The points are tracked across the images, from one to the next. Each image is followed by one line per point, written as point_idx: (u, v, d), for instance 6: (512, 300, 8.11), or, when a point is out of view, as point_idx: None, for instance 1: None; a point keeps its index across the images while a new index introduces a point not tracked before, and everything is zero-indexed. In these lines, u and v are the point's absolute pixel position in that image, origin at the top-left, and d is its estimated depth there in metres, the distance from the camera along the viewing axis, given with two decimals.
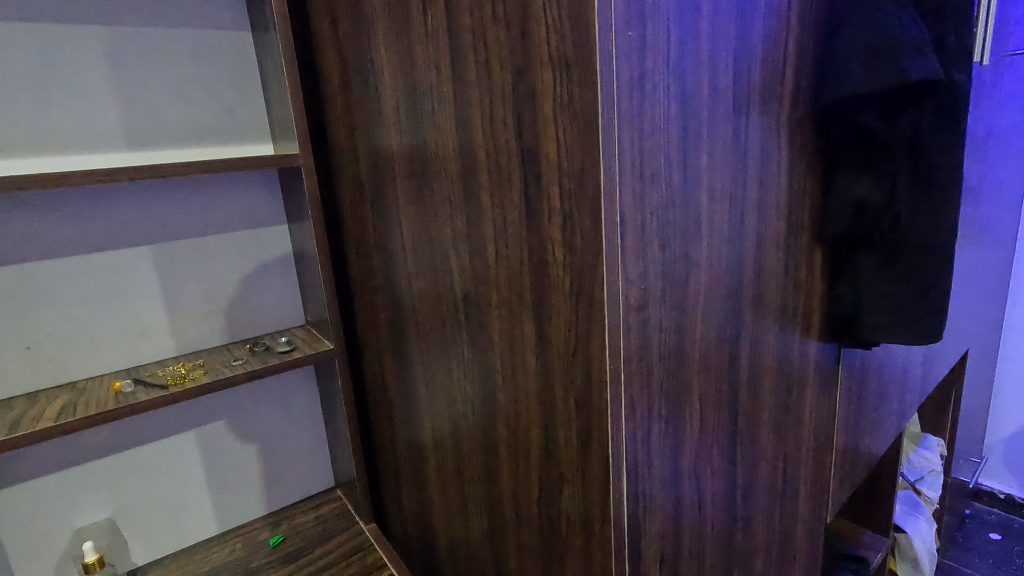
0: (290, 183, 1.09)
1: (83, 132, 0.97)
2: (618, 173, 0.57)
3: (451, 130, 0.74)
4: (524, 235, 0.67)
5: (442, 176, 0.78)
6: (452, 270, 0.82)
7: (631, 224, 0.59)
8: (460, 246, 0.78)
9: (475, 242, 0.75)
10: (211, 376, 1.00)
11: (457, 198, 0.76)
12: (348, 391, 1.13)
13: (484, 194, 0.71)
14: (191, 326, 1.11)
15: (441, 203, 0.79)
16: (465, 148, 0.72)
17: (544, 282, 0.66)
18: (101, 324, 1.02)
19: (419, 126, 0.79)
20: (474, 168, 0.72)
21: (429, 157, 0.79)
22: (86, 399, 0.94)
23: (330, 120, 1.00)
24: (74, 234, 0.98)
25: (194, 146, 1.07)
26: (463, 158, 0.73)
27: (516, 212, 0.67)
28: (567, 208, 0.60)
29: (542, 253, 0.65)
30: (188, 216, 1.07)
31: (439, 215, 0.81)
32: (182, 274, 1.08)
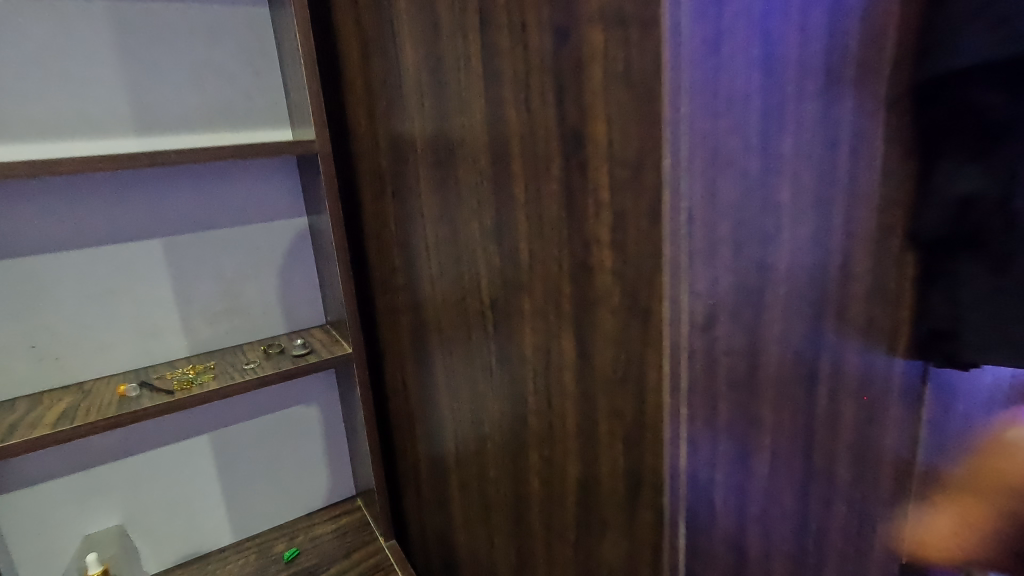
0: (308, 171, 1.00)
1: (90, 117, 0.91)
2: (688, 160, 0.45)
3: (481, 109, 0.63)
4: (564, 234, 0.56)
5: (469, 162, 0.67)
6: (479, 272, 0.71)
7: (696, 222, 0.47)
8: (488, 244, 0.68)
9: (506, 240, 0.65)
10: (220, 380, 0.92)
11: (486, 189, 0.65)
12: (367, 398, 1.04)
13: (516, 184, 0.61)
14: (205, 325, 1.04)
15: (468, 195, 0.69)
16: (496, 129, 0.61)
17: (586, 291, 0.55)
18: (110, 323, 0.97)
19: (444, 104, 0.69)
20: (505, 153, 0.61)
21: (454, 141, 0.69)
22: (89, 403, 0.88)
23: (349, 102, 0.90)
24: (80, 226, 0.92)
25: (208, 131, 0.99)
26: (493, 142, 0.62)
27: (554, 206, 0.56)
28: (620, 202, 0.49)
29: (586, 255, 0.54)
30: (202, 206, 1.00)
31: (464, 208, 0.70)
32: (193, 270, 1.01)
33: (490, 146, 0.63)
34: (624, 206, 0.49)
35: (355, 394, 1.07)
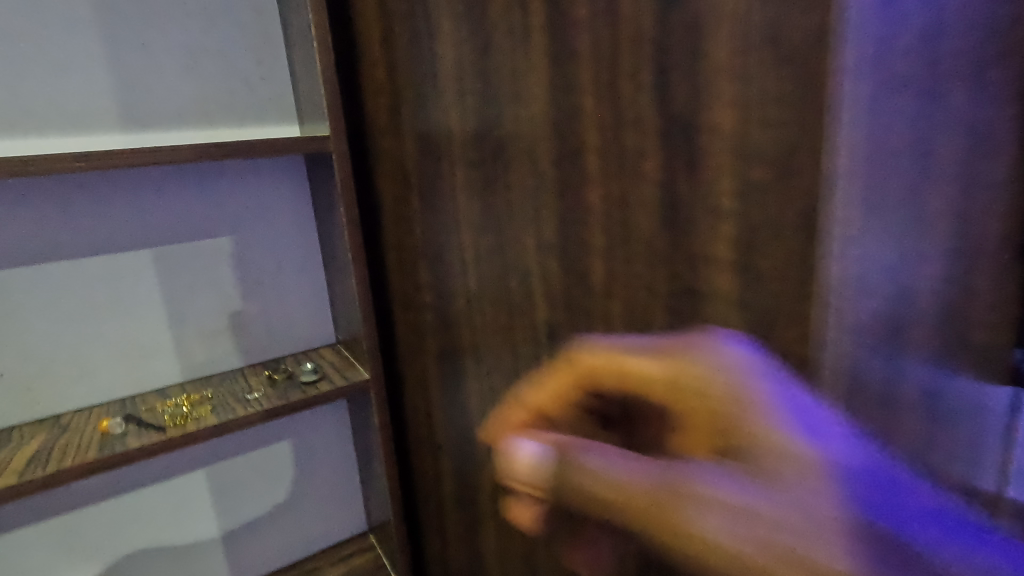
0: (320, 172, 0.88)
1: (68, 109, 0.78)
2: (867, 177, 0.33)
3: (546, 97, 0.51)
4: (661, 251, 0.44)
5: (524, 162, 0.56)
6: (532, 292, 0.59)
7: (862, 285, 0.35)
8: (547, 259, 0.56)
9: (572, 256, 0.53)
10: (219, 414, 0.80)
11: (549, 194, 0.54)
12: (385, 428, 0.92)
13: (592, 189, 0.49)
14: (200, 346, 0.92)
15: (521, 200, 0.57)
16: (566, 120, 0.50)
17: (691, 324, 0.44)
18: (91, 346, 0.84)
19: (492, 92, 0.57)
20: (575, 150, 0.49)
21: (505, 137, 0.57)
22: (65, 443, 0.75)
23: (368, 94, 0.78)
24: (59, 234, 0.80)
25: (204, 126, 0.86)
26: (559, 137, 0.51)
27: (646, 216, 0.45)
28: (755, 213, 0.37)
29: (698, 279, 0.42)
30: (199, 212, 0.88)
31: (516, 216, 0.58)
32: (187, 284, 0.89)
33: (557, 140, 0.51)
34: (761, 218, 0.37)
35: (371, 422, 0.95)
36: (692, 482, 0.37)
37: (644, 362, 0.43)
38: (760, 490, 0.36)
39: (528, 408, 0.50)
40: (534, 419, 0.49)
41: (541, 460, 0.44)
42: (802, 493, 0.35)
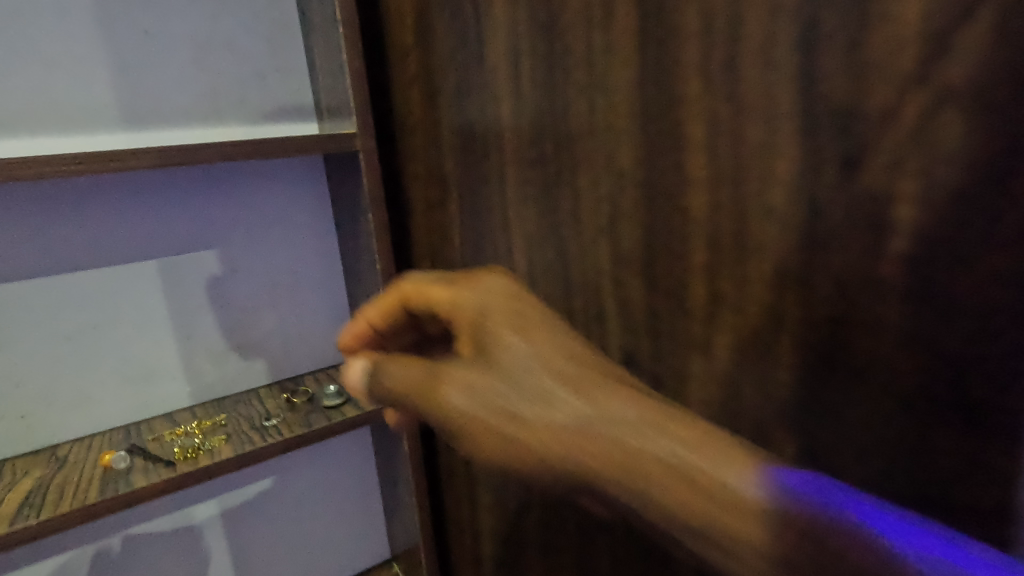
0: (343, 174, 0.79)
1: (62, 105, 0.69)
2: None
3: (639, 85, 0.42)
4: (795, 273, 0.36)
5: (601, 164, 0.47)
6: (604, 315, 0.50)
7: None
8: (628, 276, 0.47)
9: (664, 275, 0.44)
10: (234, 445, 0.71)
11: (634, 201, 0.45)
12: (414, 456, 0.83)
13: (697, 196, 0.40)
14: (211, 365, 0.83)
15: (595, 207, 0.49)
16: (666, 113, 0.41)
17: (832, 366, 0.35)
18: (91, 367, 0.76)
19: (562, 82, 0.48)
20: (674, 148, 0.41)
21: (577, 134, 0.49)
22: (62, 481, 0.66)
23: (399, 85, 0.70)
24: (54, 245, 0.71)
25: (214, 124, 0.77)
26: (652, 131, 0.42)
27: (777, 228, 0.36)
28: (949, 229, 0.29)
29: (849, 307, 0.33)
30: (209, 218, 0.80)
31: (587, 225, 0.50)
32: (197, 297, 0.81)
33: (649, 138, 0.43)
34: (961, 236, 0.28)
35: (402, 452, 0.86)
36: (438, 390, 0.43)
37: (433, 292, 0.47)
38: (512, 382, 0.40)
39: (361, 321, 0.53)
40: (365, 338, 0.53)
41: (355, 368, 0.48)
42: (512, 398, 0.40)
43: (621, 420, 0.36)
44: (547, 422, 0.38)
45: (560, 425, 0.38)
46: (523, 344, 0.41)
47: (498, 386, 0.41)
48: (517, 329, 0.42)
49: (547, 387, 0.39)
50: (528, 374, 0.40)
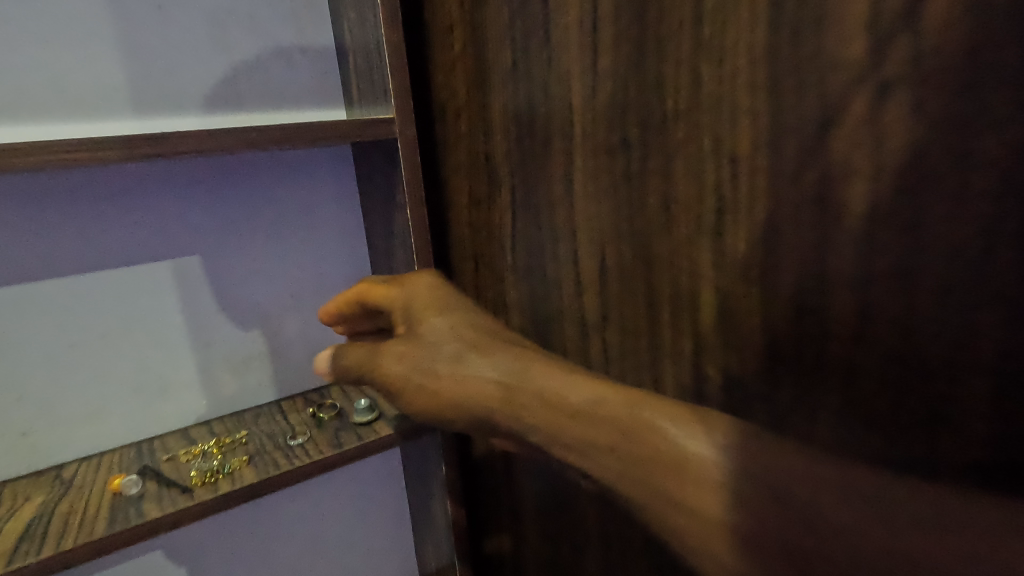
0: (374, 166, 0.71)
1: (66, 89, 0.62)
2: None
3: (779, 53, 0.36)
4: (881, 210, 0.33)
5: (715, 148, 0.40)
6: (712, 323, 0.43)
7: None
8: (744, 278, 0.40)
9: (801, 273, 0.37)
10: (258, 467, 0.63)
11: (759, 191, 0.38)
12: (453, 480, 0.75)
13: (848, 184, 0.34)
14: (230, 376, 0.76)
15: (703, 197, 0.41)
16: (815, 85, 0.34)
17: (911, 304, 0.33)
18: (98, 380, 0.69)
19: (666, 53, 0.42)
20: (827, 122, 0.34)
21: (683, 113, 0.42)
22: (66, 509, 0.59)
23: (442, 66, 0.62)
24: (57, 245, 0.64)
25: (234, 111, 0.70)
26: (793, 101, 0.35)
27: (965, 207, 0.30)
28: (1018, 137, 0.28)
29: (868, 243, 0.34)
30: (229, 214, 0.72)
31: (687, 220, 0.43)
32: (215, 301, 0.73)
33: (787, 117, 0.36)
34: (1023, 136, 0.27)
35: (436, 475, 0.77)
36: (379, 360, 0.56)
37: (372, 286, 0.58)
38: (427, 348, 0.53)
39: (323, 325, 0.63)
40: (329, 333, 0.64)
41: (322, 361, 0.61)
42: (426, 361, 0.53)
43: (508, 372, 0.48)
44: (472, 378, 0.50)
45: (473, 379, 0.50)
46: (441, 321, 0.53)
47: (432, 354, 0.53)
48: (432, 309, 0.54)
49: (459, 351, 0.51)
50: (441, 344, 0.52)
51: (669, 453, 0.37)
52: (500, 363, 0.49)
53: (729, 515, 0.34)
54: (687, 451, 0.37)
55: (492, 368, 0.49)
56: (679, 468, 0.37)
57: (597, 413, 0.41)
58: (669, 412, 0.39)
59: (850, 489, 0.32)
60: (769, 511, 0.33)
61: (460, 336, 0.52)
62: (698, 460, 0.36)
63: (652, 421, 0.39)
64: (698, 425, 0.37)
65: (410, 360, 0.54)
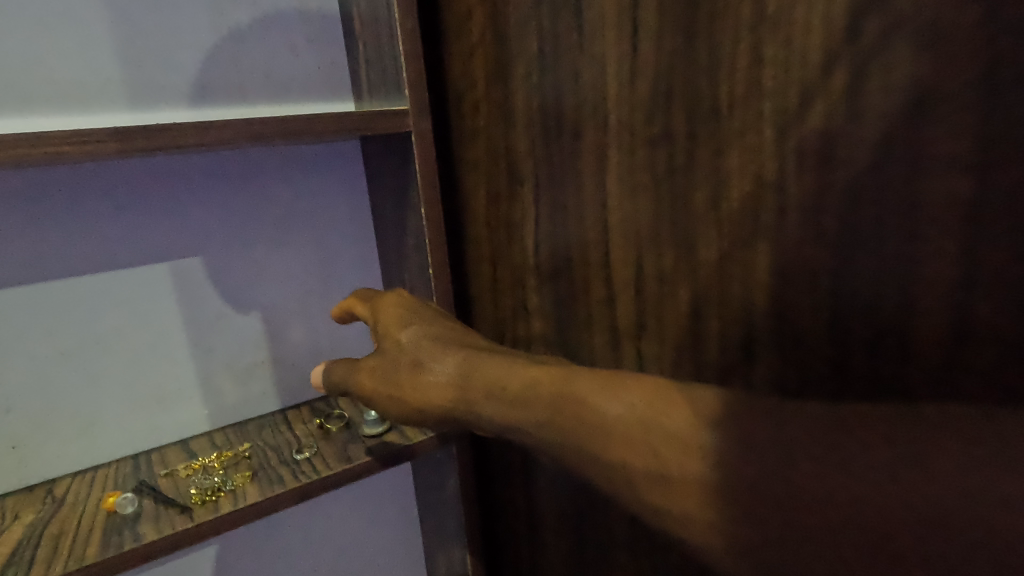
0: (384, 162, 0.66)
1: (55, 79, 0.57)
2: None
3: (863, 30, 0.32)
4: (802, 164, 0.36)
5: (780, 139, 0.36)
6: (771, 336, 0.39)
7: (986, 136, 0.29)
8: (811, 287, 0.36)
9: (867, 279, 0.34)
10: (263, 484, 0.59)
11: (832, 189, 0.34)
12: (469, 501, 0.69)
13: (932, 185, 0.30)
14: (232, 385, 0.72)
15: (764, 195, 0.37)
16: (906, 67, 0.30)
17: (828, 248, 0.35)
18: (92, 389, 0.65)
19: (724, 34, 0.38)
20: (919, 114, 0.30)
21: (741, 100, 0.38)
22: (56, 530, 0.55)
23: (458, 55, 0.58)
24: (47, 247, 0.60)
25: (236, 104, 0.66)
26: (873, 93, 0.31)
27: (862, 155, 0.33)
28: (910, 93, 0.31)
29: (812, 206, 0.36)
30: (232, 213, 0.68)
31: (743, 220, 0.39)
32: (216, 306, 0.69)
33: (871, 106, 0.32)
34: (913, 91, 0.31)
35: (450, 496, 0.72)
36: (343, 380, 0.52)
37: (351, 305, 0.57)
38: (385, 361, 0.49)
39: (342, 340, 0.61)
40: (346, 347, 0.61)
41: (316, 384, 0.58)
42: (388, 372, 0.49)
43: (460, 377, 0.44)
44: (430, 382, 0.46)
45: (431, 388, 0.46)
46: (398, 331, 0.50)
47: (394, 361, 0.49)
48: (390, 322, 0.51)
49: (416, 360, 0.48)
50: (399, 356, 0.49)
51: (624, 418, 0.34)
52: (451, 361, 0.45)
53: (707, 470, 0.30)
54: (644, 413, 0.33)
55: (446, 373, 0.45)
56: (639, 427, 0.33)
57: (545, 393, 0.38)
58: (620, 382, 0.35)
59: (842, 427, 0.27)
60: (750, 454, 0.29)
61: (415, 344, 0.49)
62: (656, 416, 0.33)
63: (599, 389, 0.36)
64: (648, 387, 0.34)
65: (374, 375, 0.49)
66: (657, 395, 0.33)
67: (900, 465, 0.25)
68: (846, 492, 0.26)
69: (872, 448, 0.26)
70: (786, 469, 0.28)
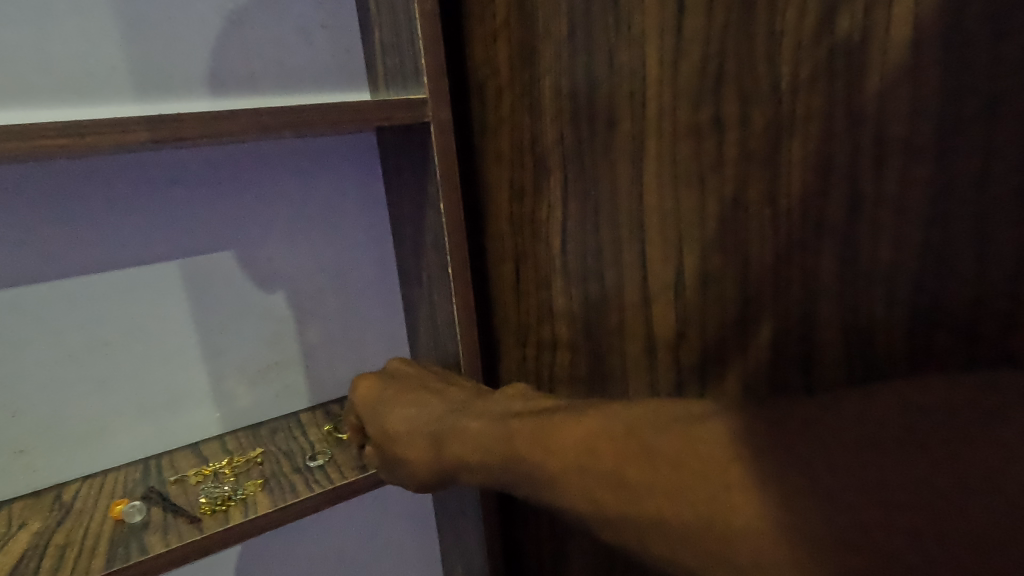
0: (402, 155, 0.63)
1: (56, 68, 0.55)
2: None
3: (958, 16, 0.29)
4: (802, 149, 0.36)
5: (851, 134, 0.34)
6: (844, 341, 0.36)
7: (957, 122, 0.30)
8: (893, 287, 0.34)
9: (935, 275, 0.32)
10: (275, 492, 0.56)
11: (924, 186, 0.32)
12: (490, 517, 0.65)
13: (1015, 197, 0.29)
14: (245, 388, 0.70)
15: (841, 187, 0.34)
16: (1015, 53, 0.28)
17: (831, 231, 0.35)
18: (102, 393, 0.63)
19: (785, 19, 0.35)
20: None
21: (807, 88, 0.35)
22: (61, 541, 0.52)
23: (480, 42, 0.54)
24: (54, 246, 0.58)
25: (247, 94, 0.63)
26: (977, 76, 0.29)
27: (864, 134, 0.33)
28: (920, 79, 0.31)
29: (819, 192, 0.35)
30: (245, 210, 0.65)
31: (813, 214, 0.36)
32: (221, 318, 0.67)
33: (975, 99, 0.29)
34: (920, 73, 0.31)
35: (471, 510, 0.67)
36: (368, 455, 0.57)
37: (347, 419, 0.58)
38: (386, 456, 0.51)
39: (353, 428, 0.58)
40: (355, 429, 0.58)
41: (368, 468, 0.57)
42: (392, 464, 0.51)
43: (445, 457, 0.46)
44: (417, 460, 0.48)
45: (427, 474, 0.48)
46: (375, 423, 0.52)
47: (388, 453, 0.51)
48: (365, 417, 0.53)
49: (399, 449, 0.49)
50: (387, 447, 0.51)
51: (568, 459, 0.37)
52: (418, 432, 0.48)
53: (700, 485, 0.31)
54: (592, 444, 0.36)
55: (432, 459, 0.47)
56: (590, 461, 0.36)
57: (501, 446, 0.42)
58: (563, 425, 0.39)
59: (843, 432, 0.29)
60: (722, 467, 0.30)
61: (392, 434, 0.50)
62: (600, 454, 0.36)
63: (542, 437, 0.39)
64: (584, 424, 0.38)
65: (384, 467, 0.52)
66: (596, 431, 0.37)
67: (897, 467, 0.27)
68: (841, 501, 0.27)
69: (874, 450, 0.28)
70: (791, 469, 0.29)
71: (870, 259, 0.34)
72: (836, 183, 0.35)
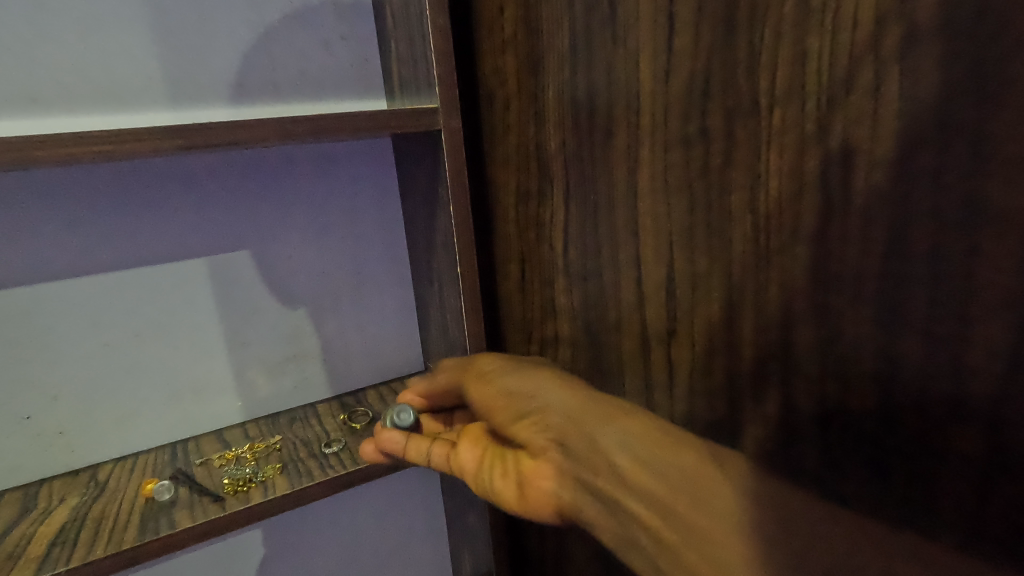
0: (415, 159, 0.66)
1: (96, 78, 0.59)
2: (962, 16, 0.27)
3: (912, 32, 0.30)
4: (778, 158, 0.38)
5: (821, 144, 0.35)
6: (813, 346, 0.37)
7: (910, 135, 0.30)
8: (853, 296, 0.34)
9: (893, 287, 0.32)
10: (292, 476, 0.60)
11: (884, 194, 0.32)
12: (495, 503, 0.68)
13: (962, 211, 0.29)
14: (265, 378, 0.74)
15: (811, 196, 0.36)
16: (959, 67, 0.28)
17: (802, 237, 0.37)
18: (133, 380, 0.67)
19: (764, 36, 0.37)
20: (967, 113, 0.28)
21: (784, 100, 0.37)
22: (96, 515, 0.56)
23: (490, 53, 0.57)
24: (92, 243, 0.62)
25: (270, 101, 0.67)
26: (926, 89, 0.29)
27: (830, 144, 0.34)
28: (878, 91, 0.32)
29: (793, 199, 0.37)
30: (266, 210, 0.69)
31: (789, 219, 0.38)
32: (245, 313, 0.71)
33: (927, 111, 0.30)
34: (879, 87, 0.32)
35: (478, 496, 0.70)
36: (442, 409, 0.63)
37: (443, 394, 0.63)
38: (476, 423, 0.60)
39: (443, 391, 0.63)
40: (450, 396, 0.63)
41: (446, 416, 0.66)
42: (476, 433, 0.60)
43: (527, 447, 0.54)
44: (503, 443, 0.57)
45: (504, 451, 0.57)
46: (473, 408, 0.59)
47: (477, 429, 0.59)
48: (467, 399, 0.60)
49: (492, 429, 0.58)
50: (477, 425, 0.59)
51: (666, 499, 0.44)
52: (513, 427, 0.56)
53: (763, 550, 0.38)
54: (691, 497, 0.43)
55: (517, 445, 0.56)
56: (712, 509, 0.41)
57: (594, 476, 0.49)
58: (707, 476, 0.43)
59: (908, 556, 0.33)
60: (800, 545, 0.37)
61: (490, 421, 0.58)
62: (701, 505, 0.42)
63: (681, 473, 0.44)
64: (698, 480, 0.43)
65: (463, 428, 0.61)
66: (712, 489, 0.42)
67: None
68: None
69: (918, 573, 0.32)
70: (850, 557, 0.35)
71: (835, 267, 0.35)
72: (807, 191, 0.36)
